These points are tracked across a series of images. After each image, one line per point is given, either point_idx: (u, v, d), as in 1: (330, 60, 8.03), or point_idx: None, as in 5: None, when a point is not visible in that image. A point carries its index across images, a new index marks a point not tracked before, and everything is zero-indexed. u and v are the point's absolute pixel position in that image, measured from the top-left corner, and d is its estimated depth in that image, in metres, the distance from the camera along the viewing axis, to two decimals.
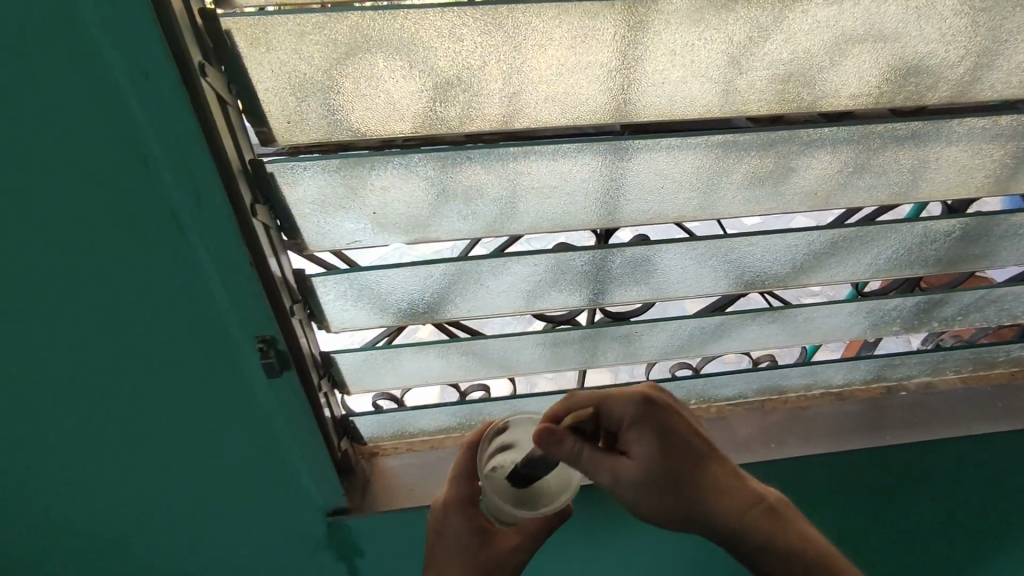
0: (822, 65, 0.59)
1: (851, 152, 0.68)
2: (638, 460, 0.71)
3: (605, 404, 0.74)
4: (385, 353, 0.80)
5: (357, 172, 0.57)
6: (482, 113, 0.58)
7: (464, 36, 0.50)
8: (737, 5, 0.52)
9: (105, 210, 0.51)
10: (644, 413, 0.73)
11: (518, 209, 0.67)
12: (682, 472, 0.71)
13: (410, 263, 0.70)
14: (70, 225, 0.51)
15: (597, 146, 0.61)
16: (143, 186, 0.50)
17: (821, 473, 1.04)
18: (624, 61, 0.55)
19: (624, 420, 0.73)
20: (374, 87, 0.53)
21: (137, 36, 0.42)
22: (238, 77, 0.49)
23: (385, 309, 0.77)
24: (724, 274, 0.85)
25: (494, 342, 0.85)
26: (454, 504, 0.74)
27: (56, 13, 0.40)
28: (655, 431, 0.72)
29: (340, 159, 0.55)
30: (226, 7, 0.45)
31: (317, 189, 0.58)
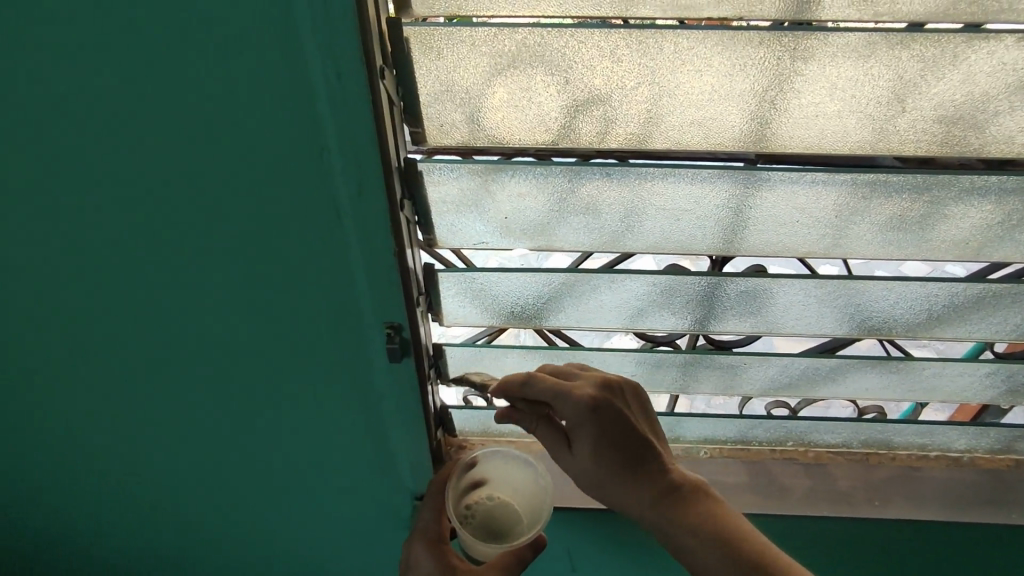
0: (997, 109, 0.56)
1: (1016, 204, 0.63)
2: (576, 462, 0.68)
3: (558, 400, 0.66)
4: (490, 351, 0.83)
5: (498, 177, 0.60)
6: (624, 131, 0.58)
7: (623, 56, 0.51)
8: (914, 42, 0.50)
9: (272, 190, 0.56)
10: (586, 422, 0.65)
11: (643, 227, 0.67)
12: (607, 484, 0.66)
13: (530, 268, 0.72)
14: (244, 201, 0.57)
15: (736, 175, 0.60)
16: (309, 171, 0.54)
17: (927, 539, 0.97)
18: (780, 91, 0.54)
19: (568, 421, 0.67)
20: (527, 99, 0.55)
21: (333, 41, 0.46)
22: (405, 82, 0.53)
23: (496, 310, 0.80)
24: (847, 317, 0.81)
25: (596, 354, 0.85)
26: (425, 541, 0.80)
27: (272, 12, 0.45)
28: (591, 445, 0.66)
29: (484, 164, 0.58)
30: (406, 16, 0.49)
31: (457, 190, 0.61)
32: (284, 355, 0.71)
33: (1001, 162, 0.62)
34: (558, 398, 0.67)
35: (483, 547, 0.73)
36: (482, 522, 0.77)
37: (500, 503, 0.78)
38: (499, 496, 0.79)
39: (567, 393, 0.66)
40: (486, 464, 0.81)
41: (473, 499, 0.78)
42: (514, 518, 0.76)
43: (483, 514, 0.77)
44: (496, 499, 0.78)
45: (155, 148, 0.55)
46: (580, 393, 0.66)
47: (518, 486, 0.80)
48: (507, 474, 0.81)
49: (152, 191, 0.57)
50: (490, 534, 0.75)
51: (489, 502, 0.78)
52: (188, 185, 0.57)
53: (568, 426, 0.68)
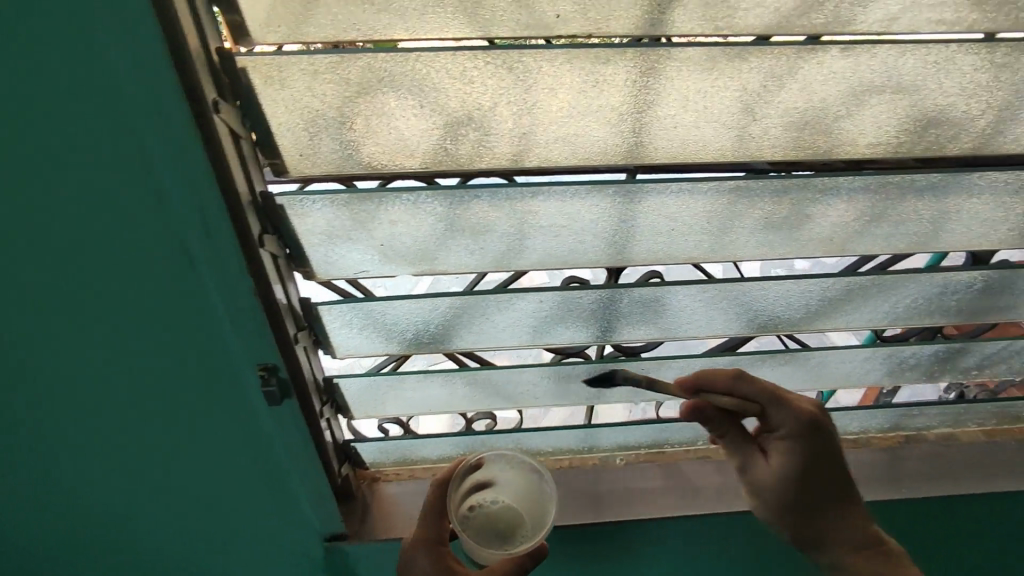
0: (837, 114, 0.59)
1: (868, 201, 0.67)
2: (772, 469, 0.77)
3: (780, 408, 0.76)
4: (388, 380, 0.78)
5: (365, 207, 0.58)
6: (494, 151, 0.58)
7: (475, 78, 0.51)
8: (750, 55, 0.51)
9: (126, 220, 0.52)
10: (801, 433, 0.75)
11: (526, 245, 0.67)
12: (792, 494, 0.77)
13: (415, 295, 0.70)
14: (88, 245, 0.54)
15: (606, 190, 0.61)
16: (161, 201, 0.51)
17: None
18: (639, 104, 0.55)
19: (784, 429, 0.76)
20: (385, 124, 0.53)
21: (169, 67, 0.44)
22: (251, 112, 0.50)
23: (392, 338, 0.77)
24: (736, 317, 0.84)
25: (500, 373, 0.84)
26: (424, 544, 0.72)
27: (92, 44, 0.44)
28: (796, 455, 0.76)
29: (348, 194, 0.56)
30: (247, 44, 0.48)
31: (325, 221, 0.59)
32: (156, 404, 0.68)
33: (854, 163, 0.66)
34: (774, 405, 0.76)
35: (485, 552, 0.71)
36: (484, 526, 0.76)
37: (502, 508, 0.78)
38: (502, 502, 0.78)
39: (789, 405, 0.76)
40: (491, 468, 0.80)
41: (477, 502, 0.78)
42: (517, 523, 0.76)
43: (483, 521, 0.76)
44: (499, 505, 0.78)
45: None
46: (803, 406, 0.76)
47: (521, 491, 0.79)
48: (511, 479, 0.80)
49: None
50: (495, 539, 0.75)
51: (489, 507, 0.78)
52: (33, 219, 0.53)
53: (776, 436, 0.77)
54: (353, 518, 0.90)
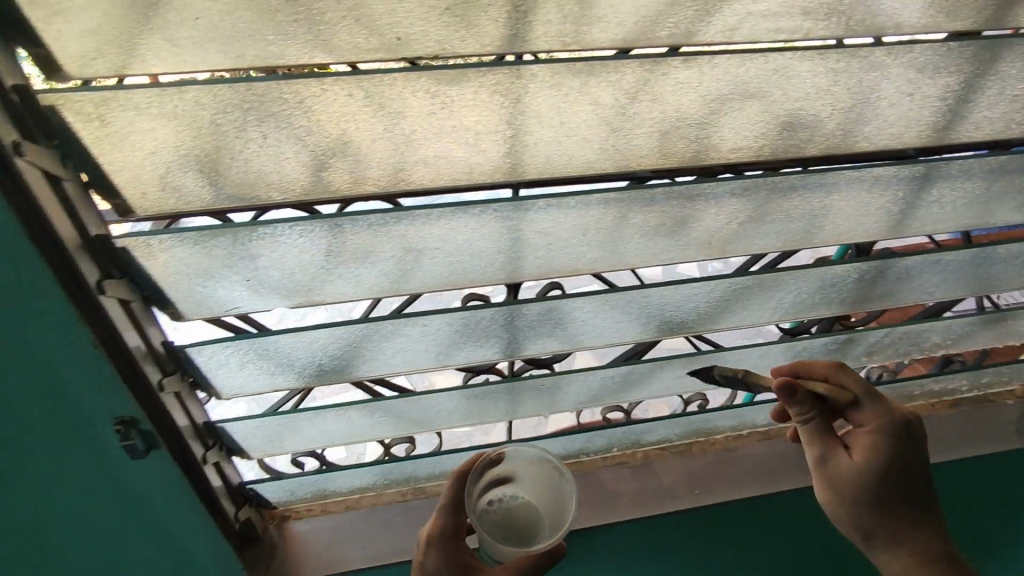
0: (695, 123, 0.60)
1: (740, 204, 0.69)
2: (852, 464, 0.75)
3: (876, 403, 0.75)
4: (283, 419, 0.76)
5: (219, 243, 0.55)
6: (360, 176, 0.57)
7: (316, 105, 0.49)
8: (596, 71, 0.52)
9: None
10: (897, 433, 0.74)
11: (410, 269, 0.66)
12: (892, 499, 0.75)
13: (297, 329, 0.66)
14: None
15: (476, 210, 0.60)
16: None
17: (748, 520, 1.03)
18: (505, 121, 0.55)
19: (867, 426, 0.75)
20: (232, 156, 0.52)
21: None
22: (76, 152, 0.48)
23: (285, 372, 0.74)
24: (637, 322, 0.85)
25: (402, 401, 0.81)
26: (438, 540, 0.72)
27: None
28: (893, 456, 0.74)
29: (195, 231, 0.53)
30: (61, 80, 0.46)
31: (181, 259, 0.56)
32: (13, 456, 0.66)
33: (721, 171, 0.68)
34: (866, 399, 0.75)
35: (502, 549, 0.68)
36: (501, 521, 0.73)
37: (522, 503, 0.74)
38: (524, 497, 0.74)
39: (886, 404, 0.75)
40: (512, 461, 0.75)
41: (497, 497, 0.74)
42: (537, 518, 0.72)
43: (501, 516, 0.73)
44: (519, 500, 0.74)
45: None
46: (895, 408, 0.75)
47: (542, 484, 0.75)
48: (531, 474, 0.75)
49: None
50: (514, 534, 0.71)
51: (510, 502, 0.74)
52: None
53: (858, 432, 0.76)
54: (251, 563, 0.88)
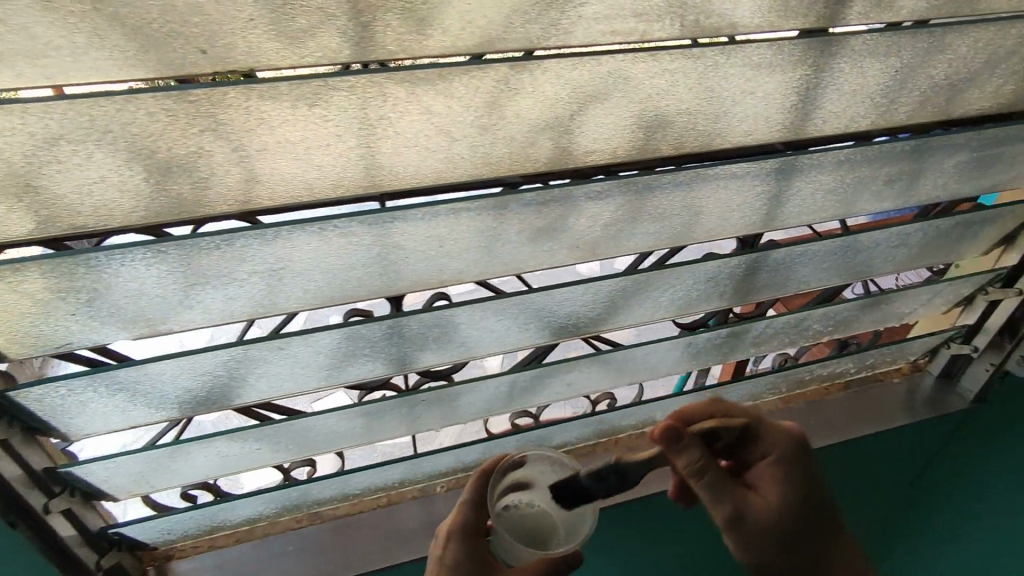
0: (963, 78, 0.70)
1: (972, 153, 0.78)
2: None
3: None
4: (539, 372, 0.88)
5: (569, 200, 0.69)
6: (689, 137, 0.69)
7: (695, 68, 0.60)
8: (903, 38, 0.63)
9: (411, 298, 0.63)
10: None
11: (695, 221, 0.76)
12: None
13: (583, 281, 0.78)
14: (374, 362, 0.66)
15: (772, 165, 0.71)
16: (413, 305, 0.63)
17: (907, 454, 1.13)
18: (813, 81, 0.65)
19: None
20: (605, 117, 0.63)
21: (472, 68, 0.53)
22: (499, 111, 0.58)
23: (546, 325, 0.84)
24: (848, 268, 0.91)
25: (623, 354, 0.92)
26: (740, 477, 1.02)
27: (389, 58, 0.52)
28: None
29: (557, 188, 0.66)
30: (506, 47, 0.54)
31: (533, 212, 0.69)
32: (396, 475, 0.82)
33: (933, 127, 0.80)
34: None
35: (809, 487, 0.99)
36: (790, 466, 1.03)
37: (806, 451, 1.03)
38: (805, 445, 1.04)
39: None
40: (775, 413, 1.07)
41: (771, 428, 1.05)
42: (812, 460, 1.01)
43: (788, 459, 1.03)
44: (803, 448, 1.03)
45: (281, 175, 0.56)
46: None
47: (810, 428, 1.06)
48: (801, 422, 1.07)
49: (277, 224, 0.58)
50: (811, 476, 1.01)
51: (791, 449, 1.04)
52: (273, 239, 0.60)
53: None
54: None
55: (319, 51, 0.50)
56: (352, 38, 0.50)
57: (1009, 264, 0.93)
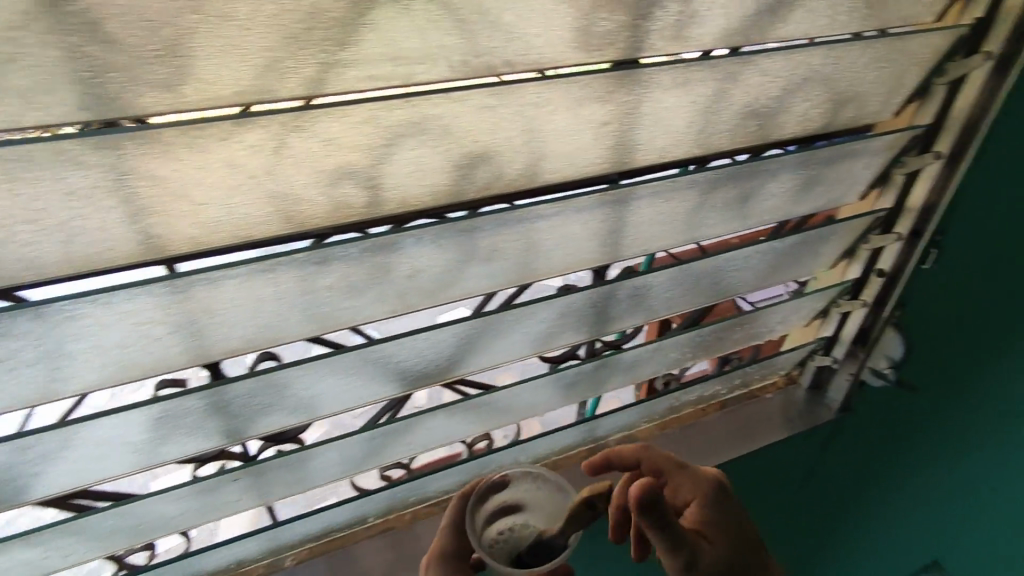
0: (774, 102, 0.72)
1: (803, 171, 0.80)
2: None
3: None
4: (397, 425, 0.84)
5: (394, 249, 0.65)
6: (507, 174, 0.67)
7: (496, 110, 0.58)
8: (705, 67, 0.64)
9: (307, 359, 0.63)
10: None
11: (534, 258, 0.76)
12: None
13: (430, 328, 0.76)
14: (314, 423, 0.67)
15: (598, 200, 0.71)
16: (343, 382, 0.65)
17: (791, 462, 1.15)
18: (632, 113, 0.66)
19: None
20: (414, 165, 0.60)
21: (252, 122, 0.48)
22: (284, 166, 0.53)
23: (400, 375, 0.82)
24: (705, 290, 0.93)
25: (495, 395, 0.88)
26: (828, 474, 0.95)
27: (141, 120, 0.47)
28: None
29: (376, 238, 0.62)
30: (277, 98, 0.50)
31: (356, 265, 0.65)
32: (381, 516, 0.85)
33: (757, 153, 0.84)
34: None
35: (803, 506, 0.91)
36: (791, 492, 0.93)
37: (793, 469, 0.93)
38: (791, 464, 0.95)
39: None
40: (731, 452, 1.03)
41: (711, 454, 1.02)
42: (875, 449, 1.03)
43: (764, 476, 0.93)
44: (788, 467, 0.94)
45: (42, 249, 0.51)
46: None
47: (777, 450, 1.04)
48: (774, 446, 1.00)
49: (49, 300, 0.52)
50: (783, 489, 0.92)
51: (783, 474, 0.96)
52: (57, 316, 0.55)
53: None
54: (357, 561, 0.95)
55: (53, 117, 0.45)
56: (88, 96, 0.44)
57: (854, 276, 0.96)
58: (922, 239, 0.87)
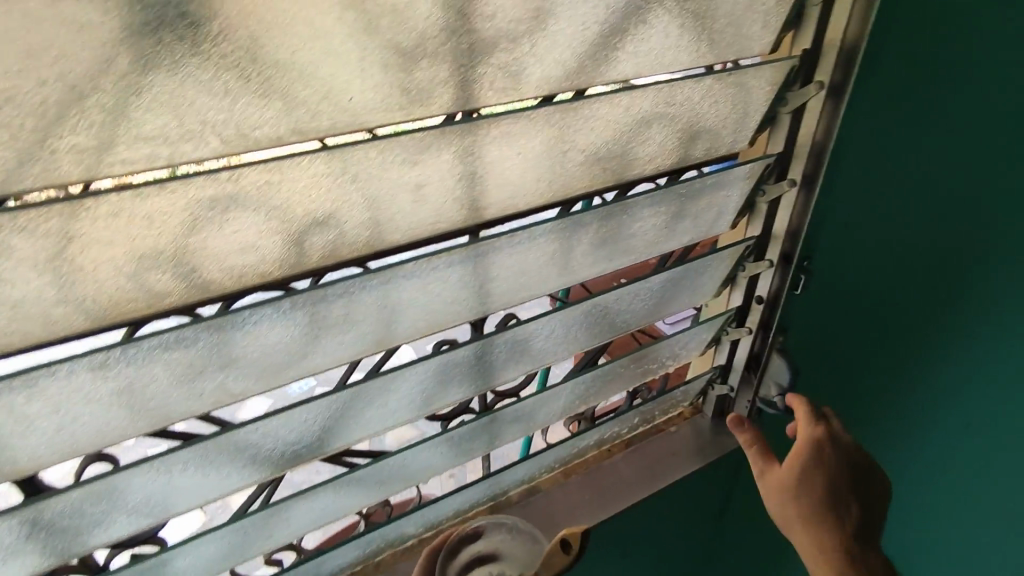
0: (629, 142, 0.69)
1: (667, 206, 0.79)
2: None
3: None
4: (270, 511, 0.76)
5: (217, 337, 0.55)
6: (348, 242, 0.58)
7: (312, 178, 0.52)
8: (548, 112, 0.60)
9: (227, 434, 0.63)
10: None
11: (396, 321, 0.67)
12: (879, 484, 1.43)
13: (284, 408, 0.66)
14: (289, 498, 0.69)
15: (457, 256, 0.67)
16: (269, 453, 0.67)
17: (702, 485, 1.15)
18: (478, 166, 0.60)
19: None
20: (226, 244, 0.52)
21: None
22: (57, 265, 0.46)
23: (258, 468, 0.70)
24: (595, 330, 0.89)
25: (378, 465, 0.82)
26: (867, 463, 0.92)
27: None
28: None
29: (191, 327, 0.52)
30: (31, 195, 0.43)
31: (175, 359, 0.54)
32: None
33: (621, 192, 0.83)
34: None
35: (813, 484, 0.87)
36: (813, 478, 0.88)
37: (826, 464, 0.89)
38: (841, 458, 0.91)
39: None
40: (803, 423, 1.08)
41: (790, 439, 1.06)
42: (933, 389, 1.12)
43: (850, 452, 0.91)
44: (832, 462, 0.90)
45: None
46: None
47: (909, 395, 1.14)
48: None
49: None
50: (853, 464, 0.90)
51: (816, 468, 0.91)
52: None
53: None
54: None
55: None
56: None
57: (736, 304, 0.97)
58: (792, 264, 0.90)
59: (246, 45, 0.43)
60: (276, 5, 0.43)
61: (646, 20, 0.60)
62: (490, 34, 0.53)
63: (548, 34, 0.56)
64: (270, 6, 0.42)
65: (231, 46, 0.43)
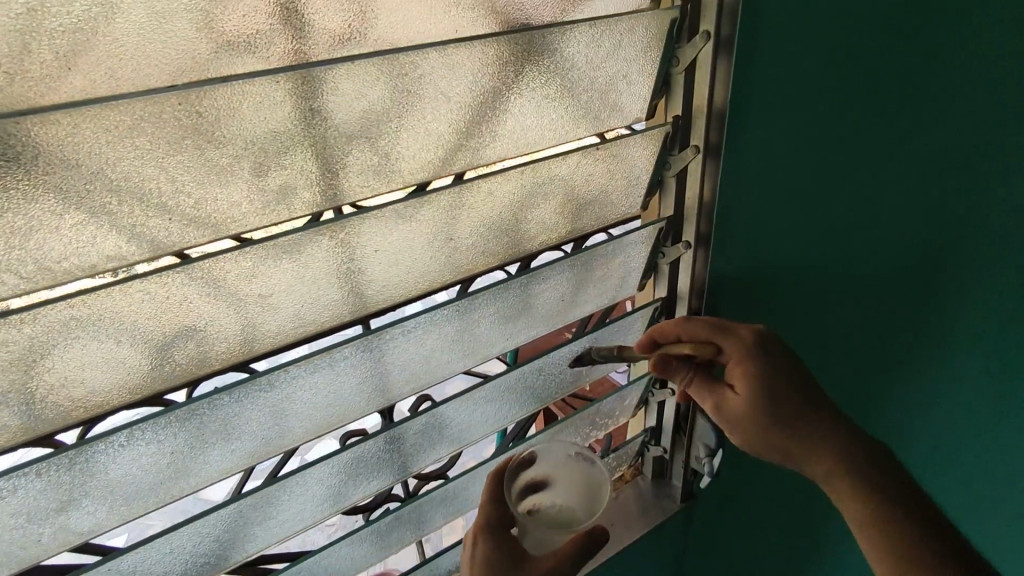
0: (515, 218, 0.69)
1: (566, 276, 0.78)
2: None
3: None
4: None
5: (61, 477, 0.51)
6: (215, 353, 0.56)
7: (152, 299, 0.50)
8: (416, 202, 0.59)
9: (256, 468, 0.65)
10: None
11: (283, 423, 0.64)
12: None
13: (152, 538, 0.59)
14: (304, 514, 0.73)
15: (346, 352, 0.63)
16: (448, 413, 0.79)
17: (655, 546, 1.11)
18: (351, 262, 0.59)
19: None
20: (66, 374, 0.49)
21: None
22: None
23: None
24: (514, 403, 0.86)
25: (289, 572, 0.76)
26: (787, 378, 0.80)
27: None
28: None
29: (25, 471, 0.49)
30: None
31: (18, 504, 0.51)
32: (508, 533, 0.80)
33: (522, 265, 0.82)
34: None
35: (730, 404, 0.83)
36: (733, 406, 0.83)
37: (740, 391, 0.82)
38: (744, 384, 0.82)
39: None
40: None
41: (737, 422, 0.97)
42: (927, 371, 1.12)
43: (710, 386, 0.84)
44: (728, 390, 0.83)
45: None
46: None
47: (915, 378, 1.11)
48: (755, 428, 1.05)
49: None
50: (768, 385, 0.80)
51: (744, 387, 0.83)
52: None
53: None
54: None
55: None
56: None
57: None
58: None
59: (42, 180, 0.43)
60: (68, 137, 0.42)
61: (500, 106, 0.61)
62: (333, 136, 0.53)
63: (396, 130, 0.56)
64: (61, 139, 0.42)
65: (23, 185, 0.42)
